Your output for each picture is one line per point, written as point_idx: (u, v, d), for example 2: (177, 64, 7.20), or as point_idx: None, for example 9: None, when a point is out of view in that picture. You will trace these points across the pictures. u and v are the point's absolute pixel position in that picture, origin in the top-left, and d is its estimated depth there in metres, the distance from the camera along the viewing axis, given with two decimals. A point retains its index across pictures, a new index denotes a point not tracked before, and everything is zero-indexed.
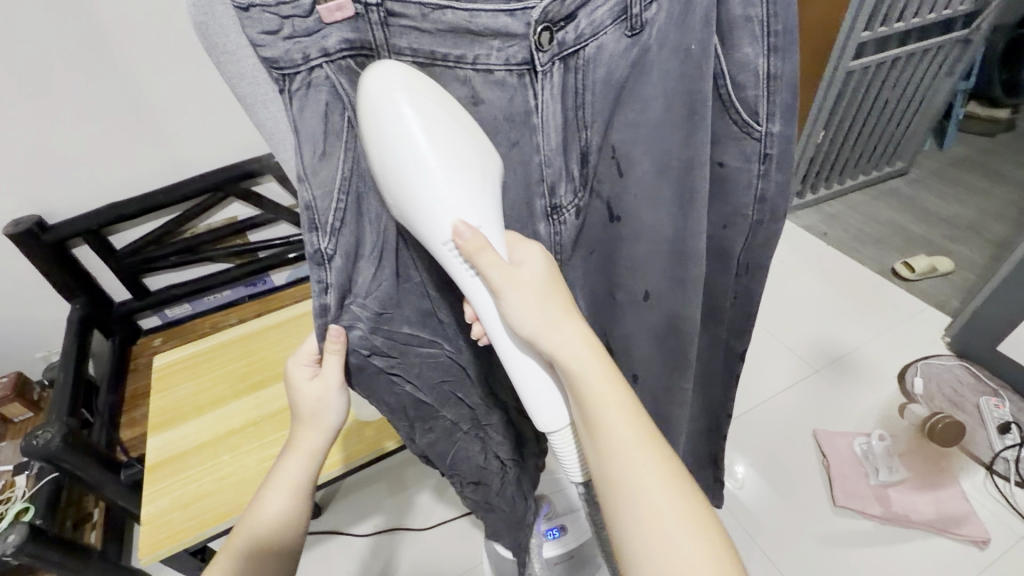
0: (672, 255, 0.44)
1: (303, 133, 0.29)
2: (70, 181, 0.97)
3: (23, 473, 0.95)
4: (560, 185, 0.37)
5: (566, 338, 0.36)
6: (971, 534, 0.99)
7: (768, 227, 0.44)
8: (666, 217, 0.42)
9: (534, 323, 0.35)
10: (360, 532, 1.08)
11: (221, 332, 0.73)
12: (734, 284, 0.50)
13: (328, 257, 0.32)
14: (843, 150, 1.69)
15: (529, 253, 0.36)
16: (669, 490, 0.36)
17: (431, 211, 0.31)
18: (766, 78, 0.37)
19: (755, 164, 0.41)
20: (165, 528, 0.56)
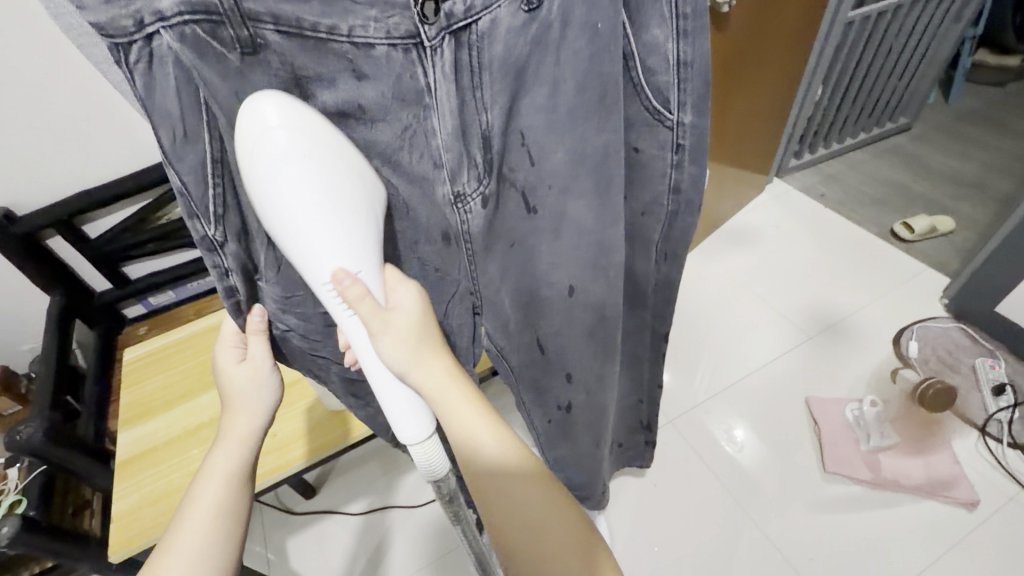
0: (594, 245, 0.42)
1: (158, 114, 0.27)
2: (31, 170, 0.93)
3: (14, 466, 0.95)
4: (461, 172, 0.34)
5: (433, 369, 0.35)
6: (960, 497, 0.99)
7: (684, 218, 0.43)
8: (585, 210, 0.40)
9: (406, 362, 0.34)
10: (353, 511, 1.10)
11: (191, 323, 0.71)
12: (655, 267, 0.49)
13: (219, 243, 0.33)
14: (842, 106, 1.63)
15: (405, 295, 0.35)
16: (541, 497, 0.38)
17: (309, 255, 0.31)
18: (677, 65, 0.35)
19: (668, 154, 0.39)
20: (134, 525, 0.55)
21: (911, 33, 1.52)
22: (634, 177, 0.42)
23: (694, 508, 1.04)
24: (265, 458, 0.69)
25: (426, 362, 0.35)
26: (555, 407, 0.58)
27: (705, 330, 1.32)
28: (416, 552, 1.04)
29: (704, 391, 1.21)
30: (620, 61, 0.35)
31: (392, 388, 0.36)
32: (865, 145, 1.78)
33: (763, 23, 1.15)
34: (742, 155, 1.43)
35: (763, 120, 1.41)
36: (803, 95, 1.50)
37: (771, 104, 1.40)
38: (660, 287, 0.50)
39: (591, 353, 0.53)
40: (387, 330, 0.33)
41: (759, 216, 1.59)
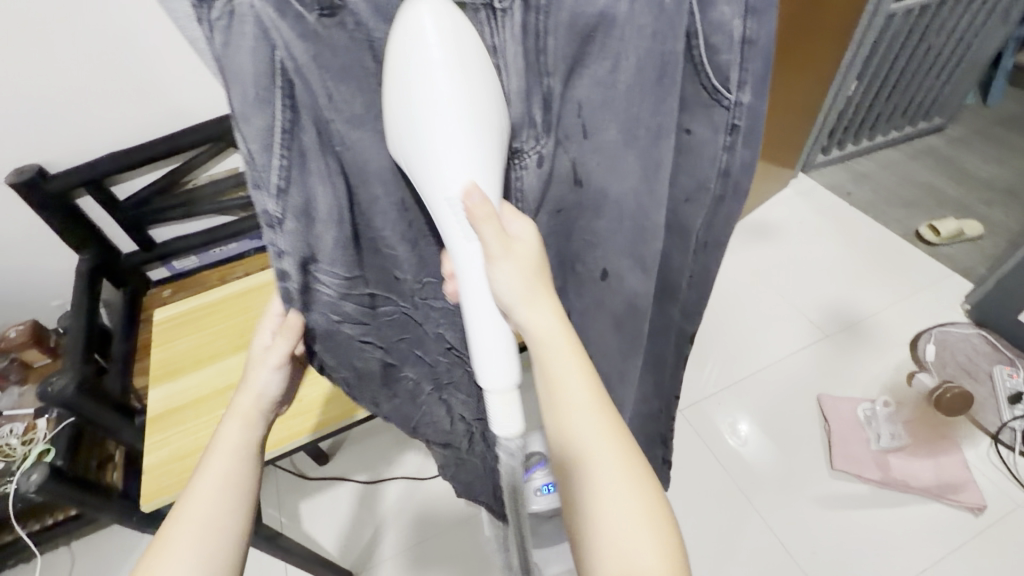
0: (633, 231, 0.41)
1: (231, 71, 0.27)
2: (68, 128, 0.95)
3: (43, 416, 0.98)
4: (521, 131, 0.35)
5: (544, 312, 0.37)
6: (967, 502, 0.99)
7: (729, 205, 0.40)
8: (631, 194, 0.39)
9: (518, 289, 0.36)
10: (364, 480, 1.12)
11: (223, 287, 0.72)
12: (693, 262, 0.46)
13: (279, 220, 0.32)
14: (875, 103, 1.59)
15: (522, 227, 0.37)
16: (621, 475, 0.36)
17: (442, 168, 0.30)
18: (741, 43, 0.32)
19: (721, 136, 0.37)
20: (161, 479, 0.57)
21: (954, 30, 1.47)
22: (681, 164, 0.40)
23: (699, 497, 1.06)
24: (290, 422, 0.70)
25: (539, 303, 0.37)
26: None
27: (720, 323, 1.32)
28: (423, 523, 1.06)
29: (714, 384, 1.21)
30: (683, 39, 0.33)
31: (491, 321, 0.36)
32: (895, 144, 1.74)
33: (804, 13, 1.13)
34: (771, 148, 1.41)
35: (795, 113, 1.39)
36: (836, 89, 1.47)
37: (804, 97, 1.37)
38: (694, 281, 0.47)
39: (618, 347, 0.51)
40: (508, 258, 0.35)
41: (782, 210, 1.57)
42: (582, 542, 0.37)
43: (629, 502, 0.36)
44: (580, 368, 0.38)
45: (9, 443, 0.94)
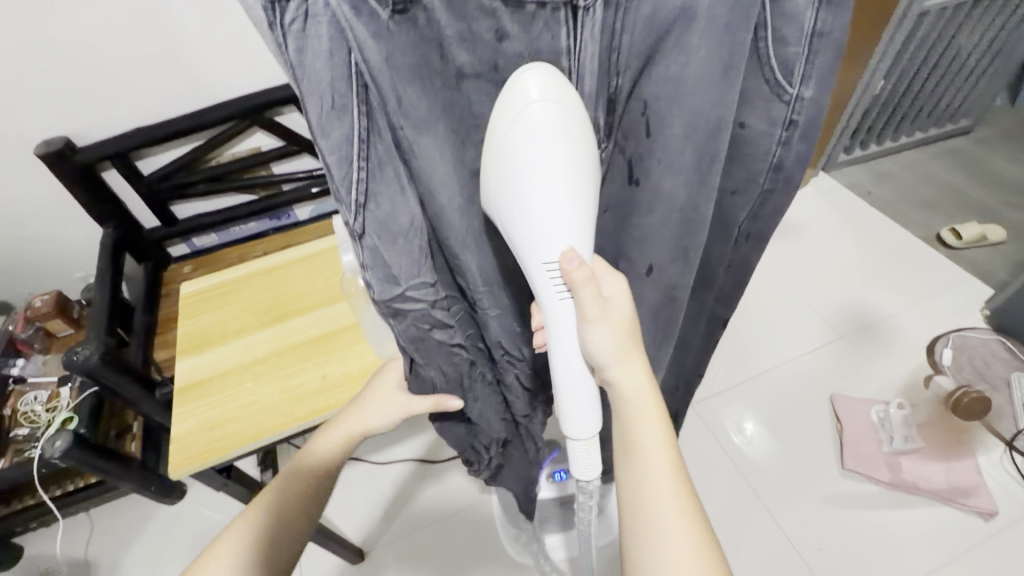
0: (681, 224, 0.41)
1: (307, 82, 0.26)
2: (98, 101, 0.96)
3: (67, 385, 0.99)
4: None
5: (632, 369, 0.40)
6: (978, 506, 0.99)
7: (778, 196, 0.42)
8: (683, 191, 0.38)
9: (608, 345, 0.38)
10: (378, 461, 1.14)
11: (248, 264, 0.73)
12: (733, 250, 0.49)
13: (360, 233, 0.32)
14: (902, 103, 1.57)
15: (614, 286, 0.39)
16: (687, 541, 0.37)
17: (543, 231, 0.32)
18: (810, 36, 0.33)
19: (778, 130, 0.38)
20: (191, 448, 0.57)
21: (989, 30, 1.44)
22: (735, 154, 0.40)
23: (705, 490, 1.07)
24: None
25: (631, 360, 0.40)
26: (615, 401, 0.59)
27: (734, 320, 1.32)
28: (436, 506, 1.08)
29: (724, 380, 1.22)
30: (752, 29, 0.33)
31: (575, 368, 0.40)
32: (920, 145, 1.71)
33: None
34: None
35: None
36: (863, 87, 1.45)
37: None
38: (732, 269, 0.51)
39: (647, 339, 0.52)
40: (602, 320, 0.38)
41: (801, 209, 1.56)
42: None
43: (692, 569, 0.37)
44: (661, 422, 0.40)
45: (34, 409, 0.96)
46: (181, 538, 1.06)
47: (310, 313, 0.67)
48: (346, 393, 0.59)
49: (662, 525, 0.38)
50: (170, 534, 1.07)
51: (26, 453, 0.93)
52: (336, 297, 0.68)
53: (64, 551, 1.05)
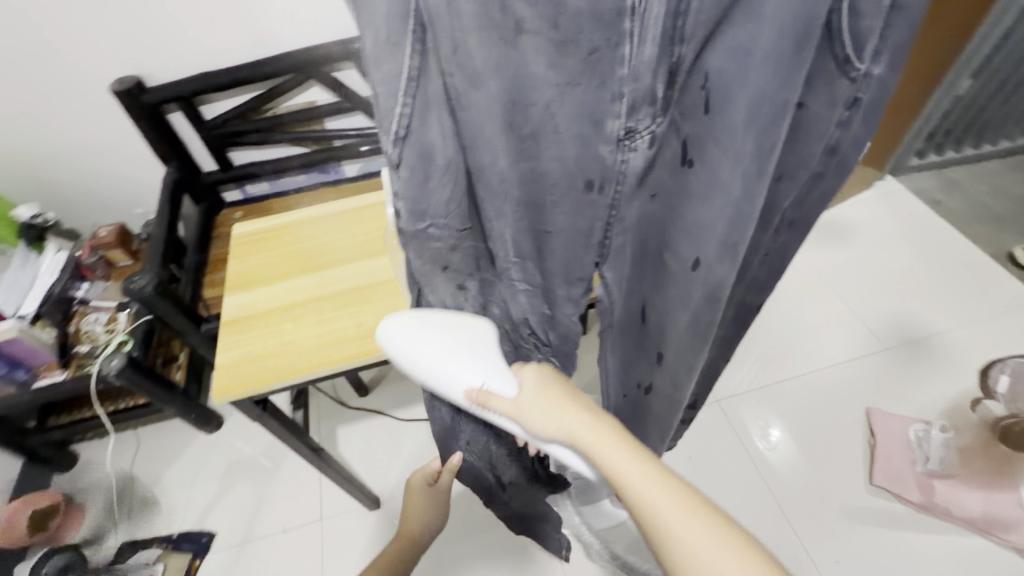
0: (732, 222, 0.39)
1: (369, 11, 0.27)
2: (167, 44, 0.99)
3: (123, 311, 1.06)
4: (641, 107, 0.33)
5: (573, 415, 0.42)
6: (1016, 542, 0.92)
7: (829, 179, 0.42)
8: (737, 182, 0.36)
9: (548, 418, 0.42)
10: (400, 416, 1.18)
11: (295, 213, 0.76)
12: (773, 240, 0.48)
13: (395, 163, 0.32)
14: (989, 107, 1.44)
15: (524, 374, 0.45)
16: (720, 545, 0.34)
17: (451, 382, 0.43)
18: (889, 10, 0.31)
19: (839, 111, 0.36)
20: (232, 377, 0.60)
21: None
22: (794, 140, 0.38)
23: (723, 488, 1.06)
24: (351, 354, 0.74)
25: (568, 408, 0.42)
26: (635, 384, 0.63)
27: (775, 322, 1.28)
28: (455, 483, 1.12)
29: (755, 379, 1.19)
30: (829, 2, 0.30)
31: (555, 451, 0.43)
32: (1003, 155, 1.58)
33: None
34: None
35: None
36: (946, 86, 1.34)
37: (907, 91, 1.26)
38: (769, 257, 0.50)
39: (689, 344, 0.51)
40: (525, 408, 0.43)
41: (858, 213, 1.48)
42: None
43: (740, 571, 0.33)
44: (627, 451, 0.39)
45: (95, 329, 1.04)
46: (215, 465, 1.13)
47: (350, 264, 0.69)
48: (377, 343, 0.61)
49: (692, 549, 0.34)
50: (205, 460, 1.14)
51: (87, 367, 1.00)
52: (375, 251, 0.70)
53: (112, 462, 1.15)
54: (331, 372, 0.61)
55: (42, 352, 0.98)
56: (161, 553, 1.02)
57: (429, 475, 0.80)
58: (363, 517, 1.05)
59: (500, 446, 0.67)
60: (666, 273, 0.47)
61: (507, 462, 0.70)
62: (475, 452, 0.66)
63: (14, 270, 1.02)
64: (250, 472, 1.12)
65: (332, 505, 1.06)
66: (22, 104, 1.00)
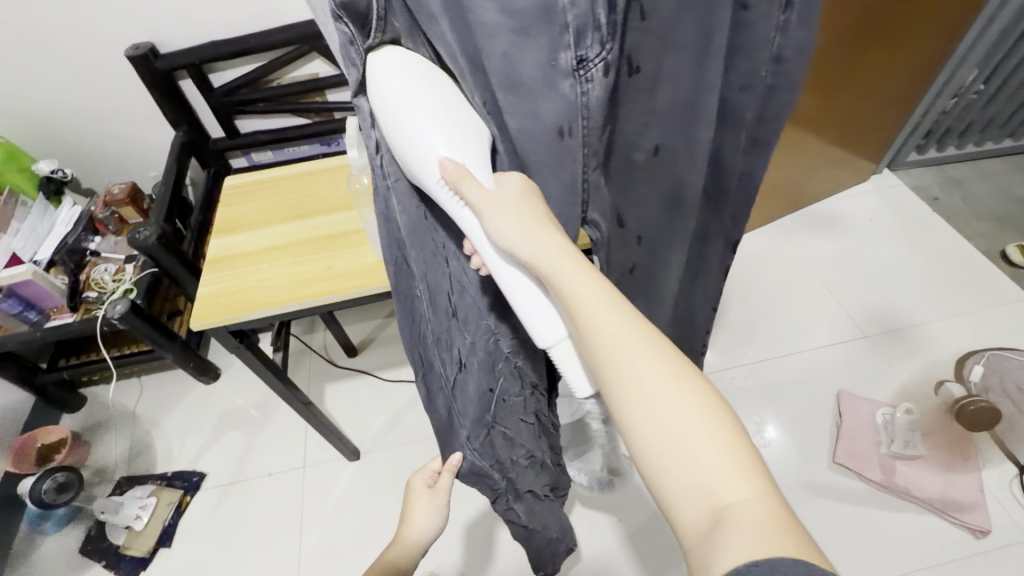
0: (681, 117, 0.43)
1: None
2: (183, 12, 1.06)
3: (131, 263, 1.14)
4: (587, 34, 0.36)
5: (536, 237, 0.39)
6: (970, 522, 0.95)
7: (782, 93, 0.40)
8: (679, 69, 0.40)
9: (514, 231, 0.39)
10: (385, 377, 1.24)
11: (282, 168, 0.81)
12: (743, 161, 0.46)
13: (376, 94, 0.38)
14: (991, 103, 1.43)
15: (508, 178, 0.41)
16: (685, 397, 0.34)
17: (423, 146, 0.38)
18: None
19: (776, 13, 0.36)
20: (209, 307, 0.66)
21: None
22: (738, 44, 0.39)
23: None
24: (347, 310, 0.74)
25: (538, 231, 0.39)
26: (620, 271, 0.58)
27: (757, 307, 1.30)
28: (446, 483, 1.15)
29: (731, 360, 1.22)
30: None
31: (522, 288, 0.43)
32: (1006, 154, 1.57)
33: None
34: (848, 132, 1.33)
35: (885, 98, 1.29)
36: (946, 79, 1.34)
37: (901, 81, 1.27)
38: (742, 182, 0.47)
39: (668, 223, 0.53)
40: (491, 210, 0.39)
41: (851, 204, 1.49)
42: (673, 515, 0.33)
43: (697, 424, 0.33)
44: (619, 308, 0.37)
45: (103, 277, 1.12)
46: (210, 414, 1.20)
47: (329, 214, 0.74)
48: (347, 282, 0.66)
49: (649, 396, 0.34)
50: (201, 408, 1.21)
51: (93, 311, 1.08)
52: (351, 204, 0.75)
53: (115, 404, 1.23)
54: (302, 309, 0.66)
55: (55, 296, 1.07)
56: (156, 488, 1.09)
57: (430, 477, 0.71)
58: (342, 467, 1.11)
59: (503, 444, 0.65)
60: (629, 173, 0.49)
61: (514, 461, 0.67)
62: (477, 449, 0.63)
63: (33, 220, 1.10)
64: (243, 421, 1.19)
65: (315, 455, 1.13)
66: (46, 63, 1.07)
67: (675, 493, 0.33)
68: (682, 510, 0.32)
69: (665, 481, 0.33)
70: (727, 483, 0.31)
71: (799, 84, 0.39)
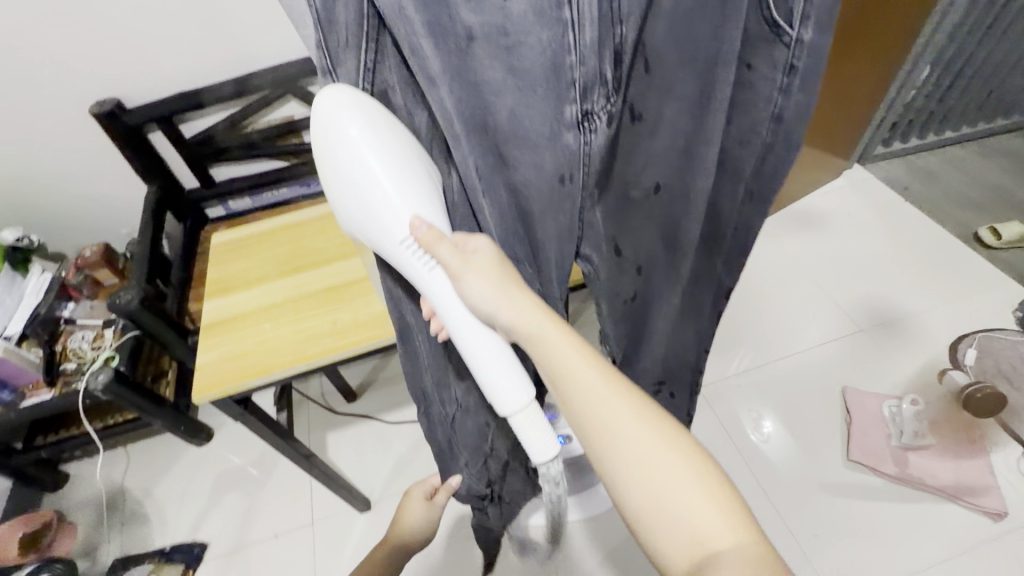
0: (680, 160, 0.39)
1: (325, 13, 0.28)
2: (148, 65, 1.02)
3: (110, 328, 1.08)
4: (592, 90, 0.32)
5: (520, 305, 0.38)
6: (986, 506, 0.96)
7: (779, 154, 0.34)
8: (682, 118, 0.36)
9: (486, 296, 0.37)
10: (389, 420, 1.20)
11: (270, 220, 0.78)
12: (737, 211, 0.40)
13: None
14: (948, 95, 1.51)
15: (479, 243, 0.37)
16: (672, 452, 0.37)
17: (387, 207, 0.35)
18: None
19: (778, 78, 0.31)
20: (212, 376, 0.62)
21: None
22: (737, 98, 0.34)
23: None
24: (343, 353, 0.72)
25: (514, 296, 0.38)
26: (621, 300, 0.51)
27: (753, 309, 1.32)
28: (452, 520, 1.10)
29: (734, 365, 1.22)
30: None
31: (481, 341, 0.40)
32: (968, 141, 1.63)
33: None
34: (820, 132, 1.37)
35: (848, 97, 1.34)
36: (903, 79, 1.41)
37: (862, 80, 1.32)
38: (738, 235, 0.41)
39: (673, 271, 0.47)
40: (470, 269, 0.37)
41: (830, 201, 1.53)
42: (661, 560, 0.36)
43: (688, 480, 0.36)
44: (604, 374, 0.39)
45: (81, 346, 1.05)
46: (206, 478, 1.14)
47: (327, 265, 0.72)
48: (355, 336, 0.64)
49: (638, 454, 0.37)
50: (196, 473, 1.15)
51: (73, 383, 1.02)
52: (350, 251, 0.73)
53: (103, 477, 1.16)
54: (308, 369, 0.63)
55: (30, 371, 1.00)
56: (155, 566, 1.02)
57: (429, 488, 0.75)
58: (353, 520, 1.06)
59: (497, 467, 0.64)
60: (624, 213, 0.44)
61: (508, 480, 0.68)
62: (475, 474, 0.63)
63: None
64: (242, 483, 1.13)
65: (323, 509, 1.08)
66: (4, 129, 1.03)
67: (676, 552, 0.35)
68: (674, 559, 0.35)
69: (667, 541, 0.36)
70: (715, 528, 0.35)
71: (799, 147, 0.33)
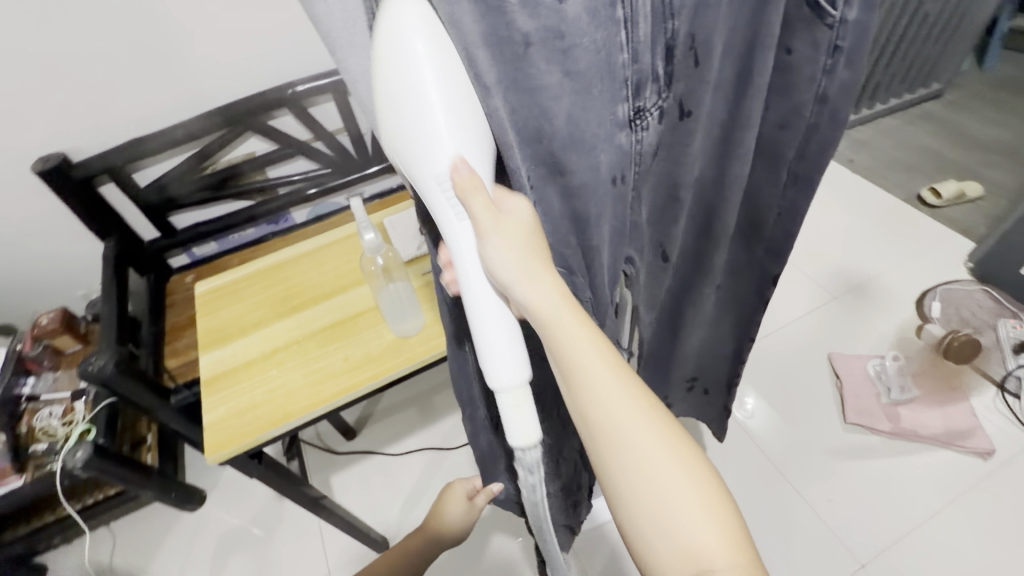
0: (719, 148, 0.44)
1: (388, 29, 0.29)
2: (95, 115, 0.97)
3: (81, 399, 0.99)
4: (645, 86, 0.35)
5: (546, 288, 0.35)
6: (975, 447, 1.02)
7: (825, 133, 0.40)
8: (720, 107, 0.41)
9: (513, 270, 0.34)
10: (393, 452, 1.16)
11: (251, 263, 0.75)
12: (781, 195, 0.46)
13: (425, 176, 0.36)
14: (875, 71, 1.63)
15: (517, 206, 0.34)
16: (688, 477, 0.34)
17: (427, 146, 0.30)
18: None
19: (822, 58, 0.36)
20: (223, 433, 0.58)
21: None
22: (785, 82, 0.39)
23: (718, 456, 1.10)
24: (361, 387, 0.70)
25: (540, 277, 0.35)
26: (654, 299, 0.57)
27: None
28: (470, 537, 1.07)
29: None
30: None
31: (494, 309, 0.35)
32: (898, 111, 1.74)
33: None
34: None
35: None
36: None
37: None
38: (782, 218, 0.48)
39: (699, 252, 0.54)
40: (500, 234, 0.33)
41: None
42: (651, 571, 0.34)
43: (700, 507, 0.34)
44: (626, 382, 0.36)
45: (50, 424, 0.96)
46: (205, 544, 1.07)
47: (326, 300, 0.69)
48: (369, 372, 0.61)
49: (650, 479, 0.34)
50: (193, 540, 1.07)
51: (47, 466, 0.94)
52: (351, 283, 0.71)
53: (89, 561, 1.06)
54: (322, 413, 0.60)
55: None
56: None
57: (470, 487, 0.74)
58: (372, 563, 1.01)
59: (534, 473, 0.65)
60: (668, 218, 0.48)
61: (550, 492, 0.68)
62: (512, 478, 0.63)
63: None
64: (245, 543, 1.06)
65: (338, 556, 1.02)
66: None
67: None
68: None
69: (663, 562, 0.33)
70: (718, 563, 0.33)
71: (845, 122, 0.39)
